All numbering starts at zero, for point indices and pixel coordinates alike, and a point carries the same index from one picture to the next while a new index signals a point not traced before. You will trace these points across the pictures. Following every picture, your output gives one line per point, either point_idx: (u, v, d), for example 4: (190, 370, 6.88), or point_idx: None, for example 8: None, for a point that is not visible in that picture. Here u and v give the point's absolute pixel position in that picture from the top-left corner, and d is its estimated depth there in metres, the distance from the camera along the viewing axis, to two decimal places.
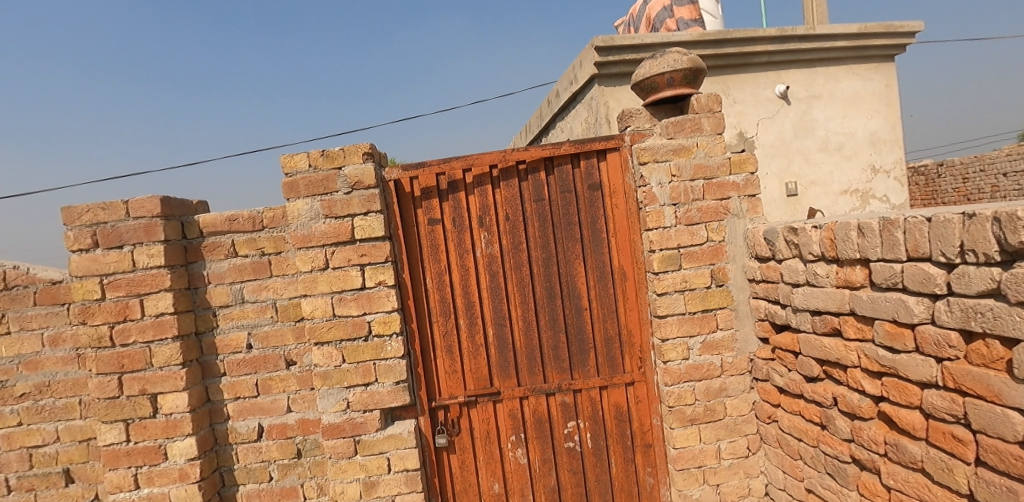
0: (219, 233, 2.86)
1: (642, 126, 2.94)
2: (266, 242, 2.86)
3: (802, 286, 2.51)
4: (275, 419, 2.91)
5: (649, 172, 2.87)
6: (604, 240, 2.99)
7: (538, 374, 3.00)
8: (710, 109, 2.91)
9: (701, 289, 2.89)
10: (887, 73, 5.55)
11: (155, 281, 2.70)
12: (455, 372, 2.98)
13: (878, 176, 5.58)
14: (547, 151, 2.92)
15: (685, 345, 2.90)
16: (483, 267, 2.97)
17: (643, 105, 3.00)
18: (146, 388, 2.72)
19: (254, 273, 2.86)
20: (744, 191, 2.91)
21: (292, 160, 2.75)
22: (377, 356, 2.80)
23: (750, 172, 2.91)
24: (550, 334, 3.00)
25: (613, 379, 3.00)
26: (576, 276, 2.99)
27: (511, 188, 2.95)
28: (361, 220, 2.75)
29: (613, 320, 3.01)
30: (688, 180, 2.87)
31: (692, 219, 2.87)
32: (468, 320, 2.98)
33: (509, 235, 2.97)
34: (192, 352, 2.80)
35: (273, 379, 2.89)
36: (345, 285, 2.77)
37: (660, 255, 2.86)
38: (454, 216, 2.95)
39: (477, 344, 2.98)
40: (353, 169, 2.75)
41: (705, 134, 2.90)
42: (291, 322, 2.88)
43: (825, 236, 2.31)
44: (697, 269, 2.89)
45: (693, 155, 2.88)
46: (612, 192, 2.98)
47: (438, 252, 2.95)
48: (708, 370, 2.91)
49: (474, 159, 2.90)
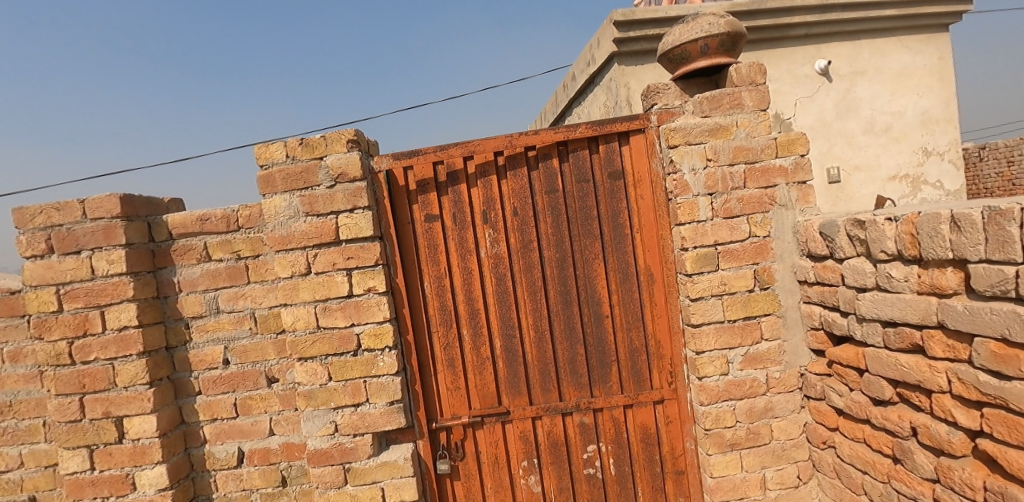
0: (190, 235, 2.54)
1: (670, 103, 2.54)
2: (242, 244, 2.52)
3: (871, 291, 2.08)
4: (256, 443, 2.59)
5: (680, 156, 2.44)
6: (626, 237, 2.58)
7: (552, 391, 2.62)
8: (752, 80, 2.47)
9: (742, 294, 2.47)
10: (940, 44, 4.99)
11: (116, 291, 2.39)
12: (458, 389, 2.61)
13: (930, 159, 5.03)
14: (560, 134, 2.51)
15: (723, 358, 2.48)
16: (488, 269, 2.59)
17: (673, 79, 2.58)
18: (110, 411, 2.43)
19: (229, 279, 2.53)
20: (793, 178, 2.47)
21: (267, 150, 2.40)
22: (367, 373, 2.45)
23: (800, 154, 2.47)
24: (565, 346, 2.61)
25: (639, 396, 2.61)
26: (595, 278, 2.59)
27: (520, 178, 2.56)
28: (347, 217, 2.39)
29: (638, 329, 2.61)
30: (727, 165, 2.44)
31: (731, 212, 2.45)
32: (472, 330, 2.60)
33: (517, 232, 2.58)
34: (161, 370, 2.49)
35: (253, 398, 2.56)
36: (330, 292, 2.42)
37: (694, 254, 2.44)
38: (454, 212, 2.57)
39: (483, 358, 2.60)
40: (335, 159, 2.38)
41: (746, 110, 2.46)
42: (272, 334, 2.55)
43: (903, 230, 1.87)
44: (738, 270, 2.47)
45: (733, 136, 2.45)
46: (637, 181, 2.56)
47: (436, 253, 2.57)
48: (751, 387, 2.50)
49: (477, 145, 2.51)
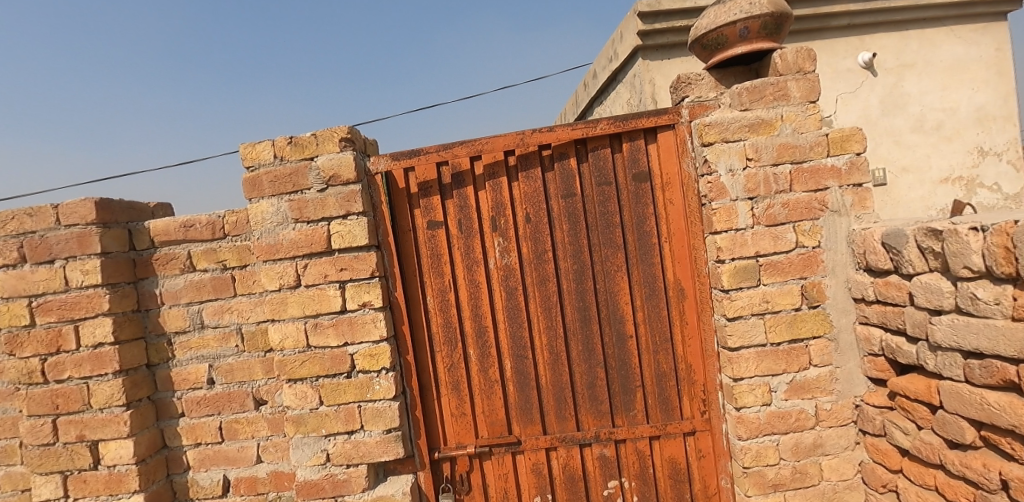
0: (173, 242, 2.33)
1: (703, 95, 2.24)
2: (228, 253, 2.30)
3: (948, 315, 1.75)
4: (243, 471, 2.36)
5: (716, 155, 2.14)
6: (653, 247, 2.29)
7: (569, 420, 2.33)
8: (799, 67, 2.15)
9: (787, 313, 2.16)
10: (997, 34, 4.56)
11: (91, 304, 2.19)
12: (464, 415, 2.34)
13: (986, 159, 4.59)
14: (579, 131, 2.23)
15: (766, 387, 2.17)
16: (497, 282, 2.32)
17: (707, 68, 2.28)
18: (84, 435, 2.23)
19: (214, 291, 2.31)
20: (847, 180, 2.15)
21: (254, 151, 2.18)
22: (362, 397, 2.20)
23: (855, 153, 2.15)
24: (583, 369, 2.33)
25: (667, 427, 2.30)
26: (618, 293, 2.30)
27: (533, 179, 2.29)
28: (340, 224, 2.15)
29: (667, 351, 2.31)
30: (770, 165, 2.13)
31: (775, 218, 2.14)
32: (479, 351, 2.33)
33: (530, 240, 2.30)
34: (141, 390, 2.29)
35: (239, 422, 2.34)
36: (322, 307, 2.18)
37: (731, 267, 2.14)
38: (460, 218, 2.30)
39: (491, 381, 2.33)
40: (327, 159, 2.15)
41: (792, 102, 2.15)
42: (260, 352, 2.32)
43: (994, 243, 1.55)
44: (782, 286, 2.16)
45: (777, 132, 2.14)
46: (666, 184, 2.27)
47: (440, 263, 2.31)
48: (797, 420, 2.19)
49: (485, 143, 2.24)
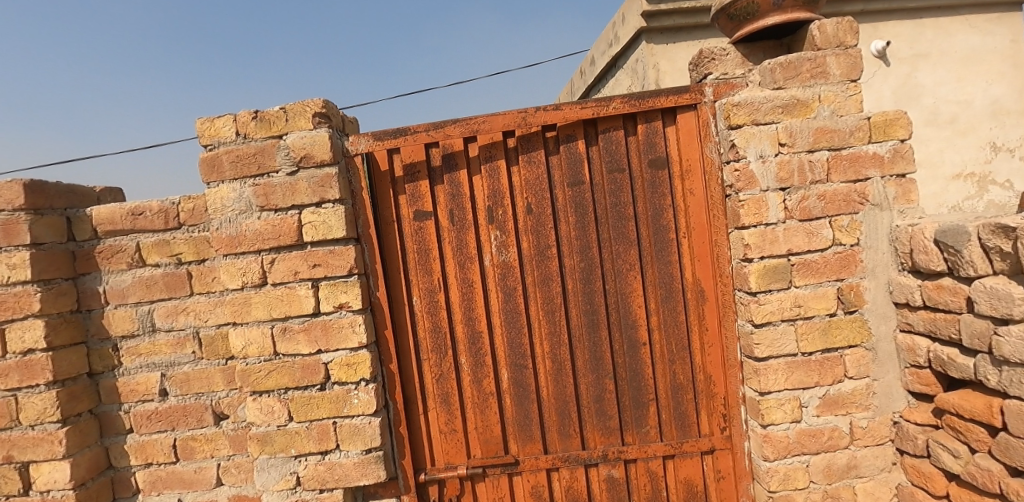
0: (119, 233, 2.02)
1: (729, 72, 1.98)
2: (182, 246, 1.99)
3: (1018, 325, 1.51)
4: (201, 495, 2.06)
5: (745, 139, 1.88)
6: (671, 243, 2.03)
7: (573, 437, 2.07)
8: (840, 41, 1.89)
9: (821, 319, 1.92)
10: (1013, 24, 4.37)
11: (20, 304, 1.88)
12: (454, 432, 2.06)
13: (999, 155, 4.40)
14: (588, 110, 1.96)
15: (796, 402, 1.93)
16: (494, 281, 2.04)
17: (734, 42, 2.02)
18: (12, 456, 1.92)
19: (167, 290, 2.00)
20: (890, 169, 1.91)
21: (212, 127, 1.87)
22: (338, 413, 1.91)
23: (900, 139, 1.90)
24: (590, 380, 2.06)
25: (683, 445, 2.05)
26: (630, 295, 2.04)
27: (535, 164, 2.01)
28: (313, 214, 1.86)
29: (684, 360, 2.06)
30: (805, 151, 1.88)
31: (810, 212, 1.89)
32: (472, 360, 2.06)
33: (531, 234, 2.03)
34: (81, 403, 1.98)
35: (196, 439, 2.04)
36: (291, 309, 1.89)
37: (760, 267, 1.89)
38: (451, 208, 2.02)
39: (486, 393, 2.06)
40: (298, 138, 1.85)
41: (831, 81, 1.89)
42: (220, 360, 2.02)
43: None
44: (817, 288, 1.91)
45: (814, 114, 1.88)
46: (686, 171, 2.01)
47: (428, 259, 2.02)
48: (830, 438, 1.95)
49: (482, 122, 1.96)
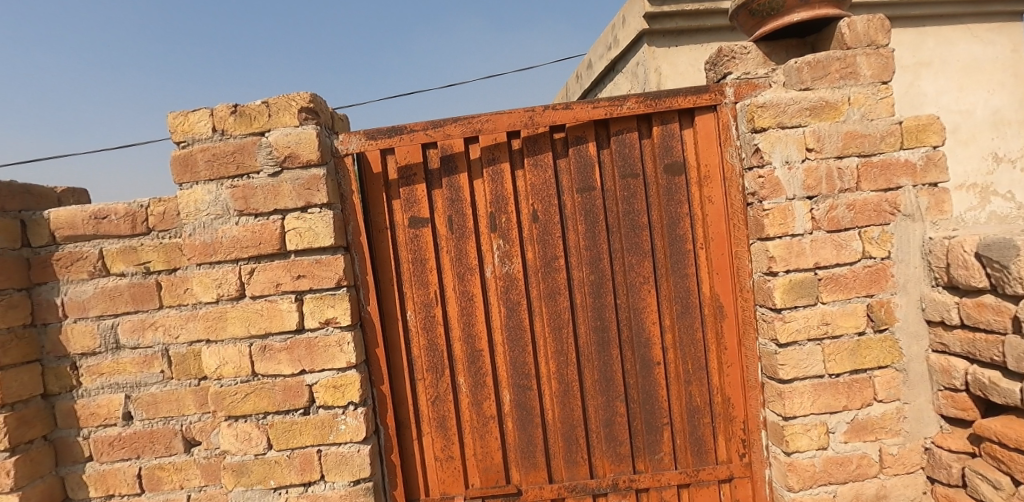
0: (81, 239, 1.82)
1: (751, 72, 1.84)
2: (151, 254, 1.79)
3: None
4: None
5: (770, 143, 1.74)
6: (687, 255, 1.88)
7: (580, 464, 1.91)
8: (870, 40, 1.77)
9: (849, 338, 1.78)
10: (1013, 34, 4.32)
11: None
12: (451, 460, 1.88)
13: (1001, 166, 4.29)
14: (601, 110, 1.80)
15: (822, 427, 1.79)
16: (496, 294, 1.88)
17: (755, 39, 1.87)
18: None
19: (134, 302, 1.81)
20: (922, 178, 1.78)
21: (186, 122, 1.68)
22: (323, 440, 1.73)
23: (933, 146, 1.78)
24: (599, 402, 1.90)
25: (699, 474, 1.89)
26: (644, 310, 1.89)
27: (542, 168, 1.85)
28: (297, 219, 1.68)
29: (701, 381, 1.90)
30: (833, 157, 1.75)
31: (839, 223, 1.75)
32: (471, 380, 1.88)
33: (537, 244, 1.87)
34: (33, 429, 1.77)
35: (164, 469, 1.83)
36: (272, 325, 1.70)
37: (786, 281, 1.74)
38: (450, 214, 1.85)
39: (486, 417, 1.88)
40: (282, 135, 1.67)
41: (861, 82, 1.77)
42: (192, 380, 1.82)
43: None
44: (845, 305, 1.77)
45: (843, 117, 1.75)
46: (704, 178, 1.86)
47: (424, 271, 1.85)
48: (859, 466, 1.81)
49: (485, 122, 1.79)
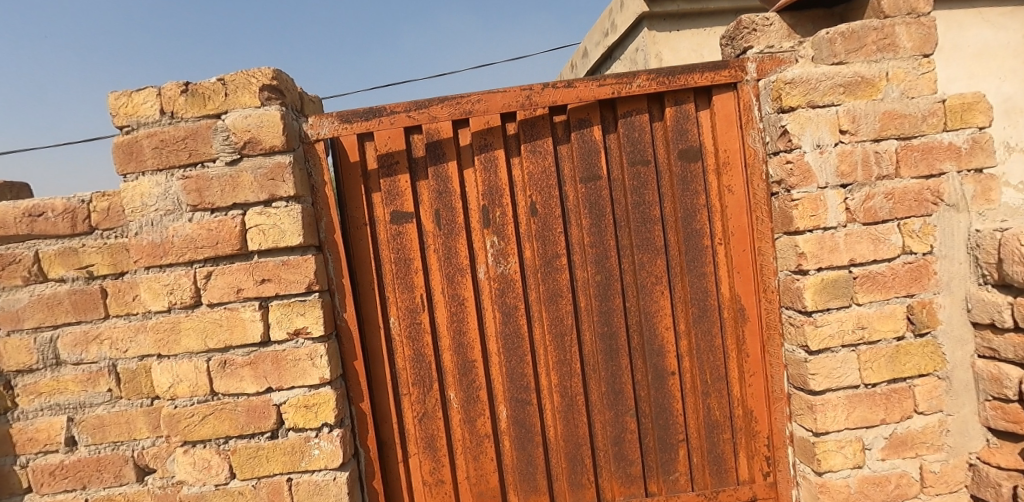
0: (14, 239, 1.58)
1: (774, 45, 1.63)
2: (95, 256, 1.57)
3: None
4: None
5: (800, 124, 1.54)
6: (705, 252, 1.68)
7: (587, 487, 1.70)
8: (910, 7, 1.57)
9: (887, 343, 1.59)
10: None
11: None
12: (442, 485, 1.67)
13: None
14: (607, 88, 1.59)
15: (857, 444, 1.60)
16: (490, 298, 1.66)
17: (779, 9, 1.66)
18: None
19: (75, 312, 1.58)
20: (968, 163, 1.58)
21: (130, 103, 1.45)
22: (293, 467, 1.51)
23: (979, 126, 1.58)
24: (607, 417, 1.70)
25: (719, 496, 1.69)
26: (656, 313, 1.68)
27: (541, 155, 1.64)
28: (261, 215, 1.46)
29: (721, 392, 1.71)
30: (870, 140, 1.55)
31: (876, 214, 1.55)
32: (463, 395, 1.67)
33: (536, 241, 1.65)
34: None
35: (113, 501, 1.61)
36: (233, 337, 1.48)
37: (817, 281, 1.55)
38: (437, 208, 1.63)
39: (480, 436, 1.67)
40: (241, 117, 1.45)
41: (900, 55, 1.57)
42: (144, 399, 1.60)
43: None
44: (883, 306, 1.58)
45: (880, 95, 1.56)
46: (723, 165, 1.66)
47: (408, 272, 1.63)
48: (897, 486, 1.62)
49: (476, 102, 1.58)
